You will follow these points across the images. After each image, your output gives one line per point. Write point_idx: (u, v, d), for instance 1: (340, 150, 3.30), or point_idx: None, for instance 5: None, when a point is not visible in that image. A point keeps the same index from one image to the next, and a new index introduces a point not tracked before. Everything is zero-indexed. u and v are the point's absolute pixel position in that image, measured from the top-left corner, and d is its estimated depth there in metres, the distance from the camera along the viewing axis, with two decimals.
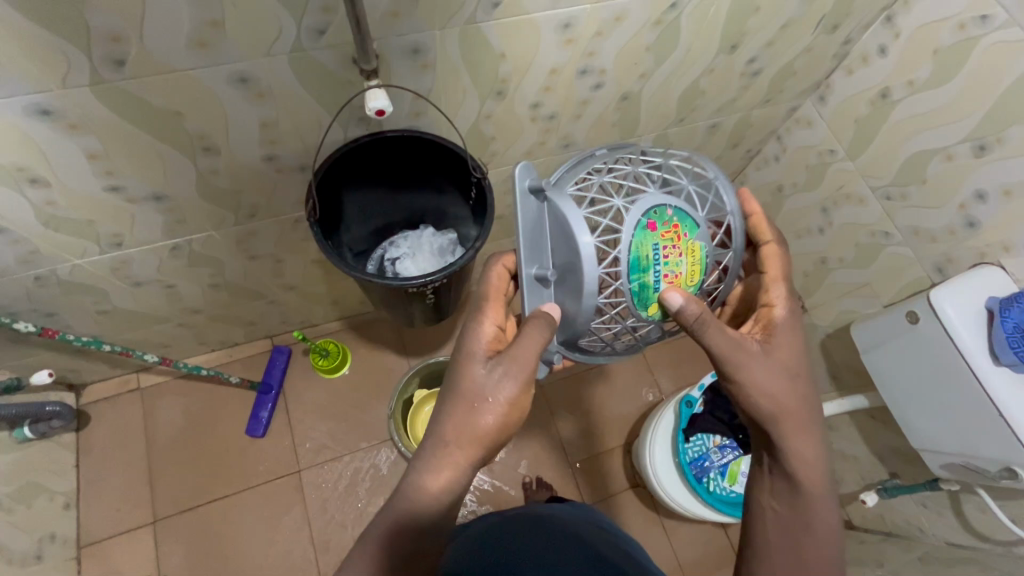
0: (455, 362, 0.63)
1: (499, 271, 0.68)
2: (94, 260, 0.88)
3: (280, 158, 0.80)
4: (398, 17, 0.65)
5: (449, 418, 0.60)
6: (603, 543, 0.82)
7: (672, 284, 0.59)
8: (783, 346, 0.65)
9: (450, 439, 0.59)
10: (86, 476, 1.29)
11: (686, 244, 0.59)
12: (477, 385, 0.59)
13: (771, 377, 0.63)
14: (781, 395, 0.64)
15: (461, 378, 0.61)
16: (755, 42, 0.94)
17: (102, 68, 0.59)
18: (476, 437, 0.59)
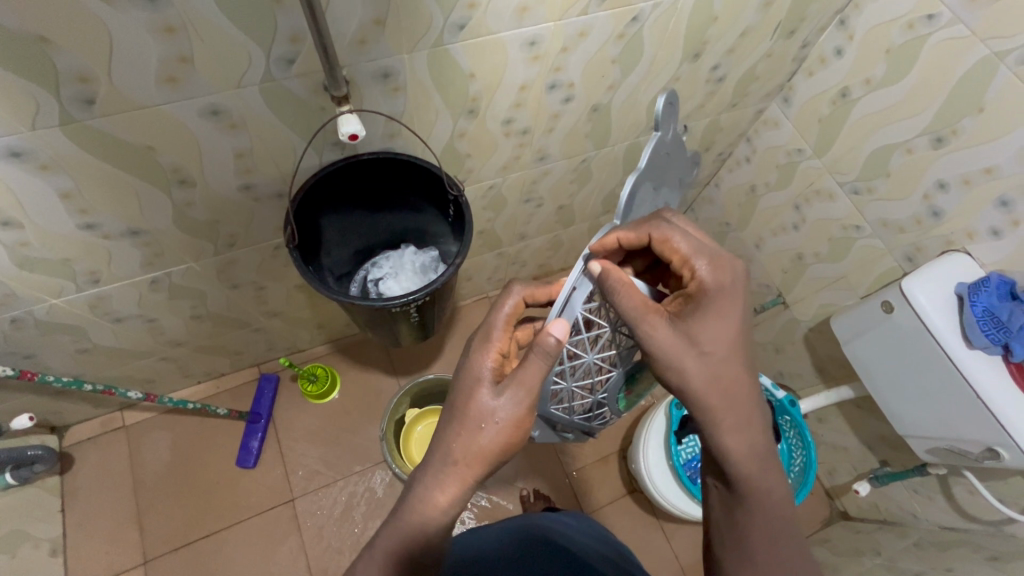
0: (459, 386, 0.61)
1: (515, 301, 0.64)
2: (72, 298, 0.87)
3: (257, 186, 0.80)
4: (366, 43, 0.66)
5: (454, 438, 0.58)
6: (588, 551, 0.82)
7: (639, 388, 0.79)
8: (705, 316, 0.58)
9: (455, 458, 0.58)
10: (72, 521, 1.25)
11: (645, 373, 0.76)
12: (484, 409, 0.58)
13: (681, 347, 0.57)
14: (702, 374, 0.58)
15: (468, 402, 0.59)
16: (717, 50, 0.97)
17: (71, 107, 0.59)
18: (481, 455, 0.58)
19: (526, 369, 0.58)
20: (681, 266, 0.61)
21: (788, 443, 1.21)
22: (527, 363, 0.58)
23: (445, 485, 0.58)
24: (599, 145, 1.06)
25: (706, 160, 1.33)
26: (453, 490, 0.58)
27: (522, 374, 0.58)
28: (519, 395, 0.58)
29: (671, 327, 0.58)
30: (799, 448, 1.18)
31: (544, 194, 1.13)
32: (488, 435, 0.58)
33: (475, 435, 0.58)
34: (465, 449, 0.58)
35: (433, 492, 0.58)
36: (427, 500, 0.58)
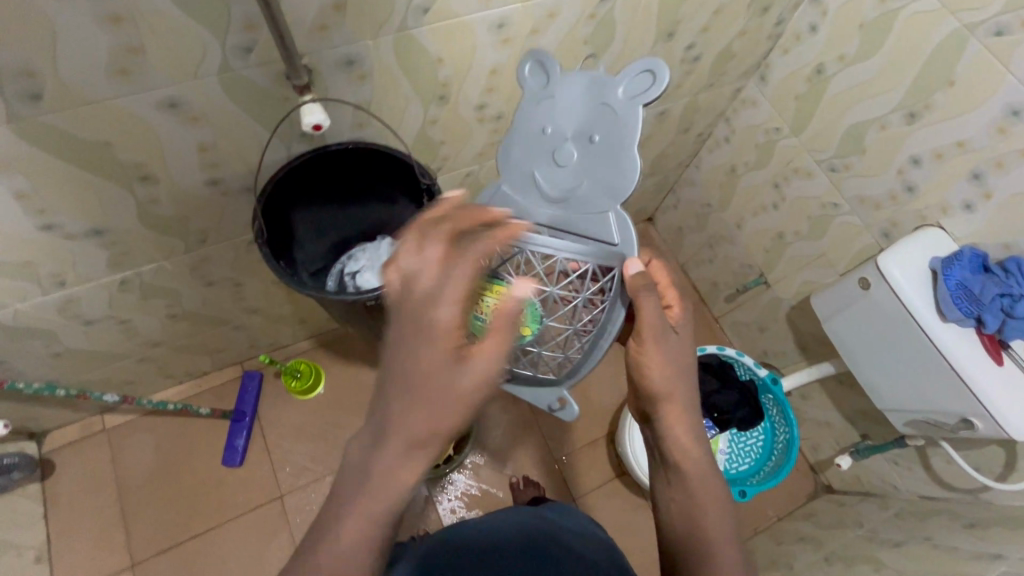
0: (410, 305, 0.47)
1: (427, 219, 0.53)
2: (38, 302, 0.84)
3: (224, 181, 0.78)
4: (326, 29, 0.64)
5: (412, 371, 0.46)
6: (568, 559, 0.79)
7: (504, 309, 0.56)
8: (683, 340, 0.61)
9: (421, 400, 0.46)
10: (56, 527, 1.24)
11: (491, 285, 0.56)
12: (444, 325, 0.46)
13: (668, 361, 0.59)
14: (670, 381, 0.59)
15: (425, 314, 0.46)
16: (691, 29, 0.96)
17: (18, 103, 0.57)
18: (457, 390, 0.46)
19: (427, 289, 0.47)
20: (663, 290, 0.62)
21: (772, 421, 1.22)
22: (427, 281, 0.47)
23: (379, 449, 0.47)
24: None
25: (686, 141, 1.33)
26: (389, 458, 0.47)
27: (422, 295, 0.47)
28: (434, 322, 0.46)
29: (667, 337, 0.59)
30: (782, 425, 1.19)
31: None
32: (406, 379, 0.46)
33: (410, 388, 0.46)
34: (393, 412, 0.47)
35: (370, 460, 0.48)
36: (393, 450, 0.47)
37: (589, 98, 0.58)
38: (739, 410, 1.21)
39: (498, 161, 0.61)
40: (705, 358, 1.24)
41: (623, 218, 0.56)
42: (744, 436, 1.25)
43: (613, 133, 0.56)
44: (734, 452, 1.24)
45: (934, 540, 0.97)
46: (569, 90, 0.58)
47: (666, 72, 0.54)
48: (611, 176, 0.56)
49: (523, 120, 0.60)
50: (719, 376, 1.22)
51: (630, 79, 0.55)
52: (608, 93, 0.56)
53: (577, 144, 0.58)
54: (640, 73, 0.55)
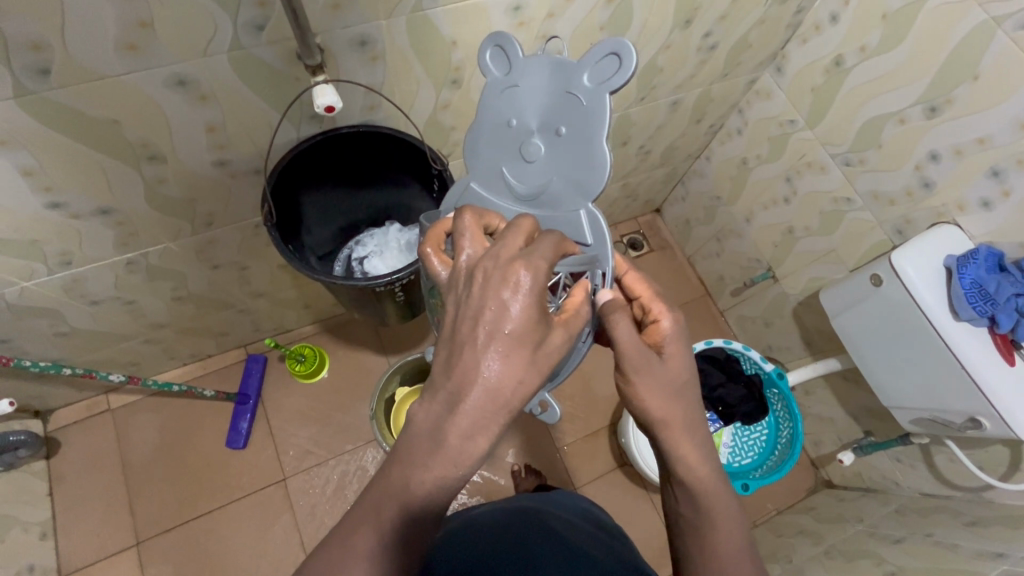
0: (476, 285, 0.43)
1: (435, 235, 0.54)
2: (44, 281, 0.84)
3: (232, 162, 0.77)
4: (339, 9, 0.63)
5: (481, 354, 0.41)
6: (592, 547, 0.79)
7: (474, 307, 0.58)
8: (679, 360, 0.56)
9: (493, 384, 0.41)
10: (62, 505, 1.25)
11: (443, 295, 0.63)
12: (517, 304, 0.42)
13: (662, 388, 0.55)
14: (671, 407, 0.55)
15: (495, 292, 0.42)
16: (709, 17, 0.94)
17: (25, 78, 0.56)
18: (533, 368, 0.42)
19: (503, 300, 0.42)
20: (646, 303, 0.60)
21: (776, 415, 1.21)
22: (506, 289, 0.42)
23: (433, 475, 0.42)
24: None
25: (698, 132, 1.31)
26: (439, 483, 0.43)
27: (500, 305, 0.42)
28: (514, 338, 0.41)
29: (652, 361, 0.54)
30: (786, 420, 1.18)
31: None
32: (483, 402, 0.41)
33: (483, 371, 0.41)
34: (465, 438, 0.41)
35: (416, 486, 0.42)
36: (459, 441, 0.41)
37: (553, 89, 0.57)
38: (743, 404, 1.20)
39: (465, 151, 0.63)
40: (710, 350, 1.23)
41: (594, 214, 0.57)
42: (747, 430, 1.24)
43: (579, 123, 0.56)
44: (738, 446, 1.24)
45: (936, 536, 0.98)
46: (532, 81, 0.58)
47: (631, 55, 0.52)
48: (577, 170, 0.57)
49: (490, 111, 0.61)
50: (723, 368, 1.21)
51: (592, 67, 0.54)
52: (572, 82, 0.56)
53: (544, 137, 0.58)
54: (603, 58, 0.53)
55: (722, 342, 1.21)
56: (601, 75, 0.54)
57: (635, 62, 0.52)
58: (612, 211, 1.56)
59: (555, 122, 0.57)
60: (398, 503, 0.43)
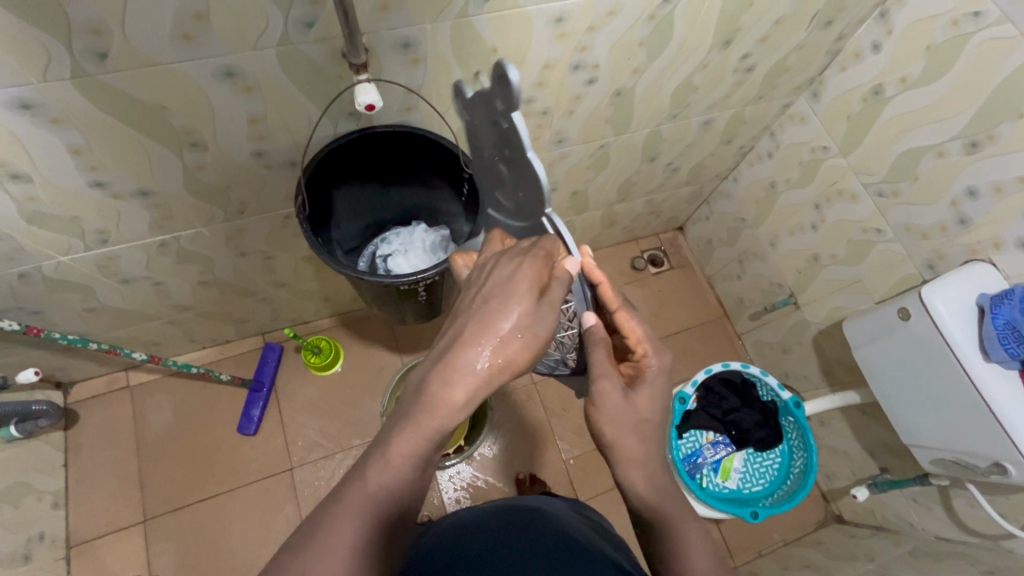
0: (489, 270, 0.52)
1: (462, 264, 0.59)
2: (80, 257, 0.86)
3: (269, 153, 0.79)
4: (387, 11, 0.64)
5: (473, 318, 0.49)
6: (597, 547, 0.76)
7: None
8: (643, 397, 0.58)
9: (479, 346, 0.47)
10: (75, 476, 1.28)
11: None
12: (515, 280, 0.49)
13: (631, 424, 0.57)
14: (645, 431, 0.58)
15: (502, 271, 0.51)
16: (749, 38, 0.94)
17: (83, 60, 0.57)
18: (519, 338, 0.48)
19: (504, 279, 0.50)
20: (634, 343, 0.59)
21: (790, 444, 1.18)
22: (509, 269, 0.50)
23: (418, 427, 0.47)
24: (619, 132, 1.07)
25: (728, 152, 1.30)
26: (423, 438, 0.47)
27: (499, 282, 0.50)
28: (503, 306, 0.48)
29: (614, 393, 0.56)
30: (800, 449, 1.15)
31: (561, 175, 1.15)
32: (469, 358, 0.47)
33: (474, 330, 0.48)
34: (446, 389, 0.47)
35: (401, 438, 0.47)
36: (435, 392, 0.47)
37: (489, 117, 0.56)
38: (758, 430, 1.19)
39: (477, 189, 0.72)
40: (727, 373, 1.22)
41: (555, 218, 0.55)
42: (760, 457, 1.21)
43: (514, 144, 0.54)
44: (749, 472, 1.20)
45: None
46: (478, 116, 0.59)
47: (511, 67, 0.48)
48: (529, 185, 0.54)
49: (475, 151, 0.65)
50: (739, 393, 1.21)
51: (500, 90, 0.51)
52: (494, 108, 0.54)
53: (503, 162, 0.58)
54: (497, 78, 0.50)
55: (739, 365, 1.19)
56: (505, 86, 0.49)
57: (517, 74, 0.47)
58: (634, 225, 1.56)
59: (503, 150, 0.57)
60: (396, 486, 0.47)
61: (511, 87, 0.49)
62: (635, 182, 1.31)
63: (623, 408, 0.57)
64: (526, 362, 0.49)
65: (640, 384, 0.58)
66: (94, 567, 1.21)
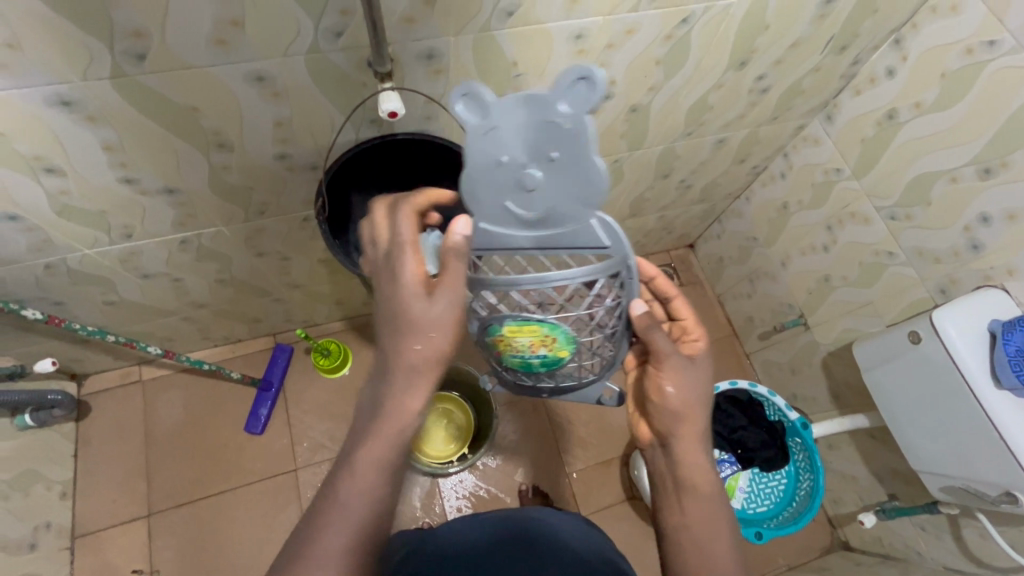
0: (382, 266, 0.57)
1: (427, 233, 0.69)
2: (104, 250, 0.89)
3: (292, 156, 0.81)
4: (413, 22, 0.66)
5: (389, 321, 0.55)
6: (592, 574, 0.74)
7: (544, 341, 0.61)
8: (700, 373, 0.67)
9: (399, 345, 0.54)
10: (83, 467, 1.29)
11: (546, 340, 0.61)
12: (405, 273, 0.55)
13: (692, 395, 0.66)
14: (694, 407, 0.66)
15: (396, 266, 0.56)
16: (765, 60, 0.95)
17: (123, 61, 0.60)
18: (424, 328, 0.53)
19: (400, 274, 0.55)
20: (689, 326, 0.73)
21: (797, 465, 1.17)
22: (396, 263, 0.56)
23: (375, 435, 0.54)
24: (633, 147, 1.08)
25: (740, 172, 1.31)
26: (383, 442, 0.53)
27: (389, 278, 0.56)
28: (406, 300, 0.54)
29: (683, 362, 0.66)
30: (807, 471, 1.14)
31: None
32: (401, 362, 0.54)
33: (394, 332, 0.54)
34: (392, 398, 0.54)
35: (364, 448, 0.53)
36: (382, 399, 0.54)
37: (529, 119, 0.50)
38: (764, 450, 1.17)
39: (465, 191, 0.55)
40: (734, 391, 1.21)
41: (607, 220, 0.55)
42: (766, 477, 1.20)
43: (567, 149, 0.51)
44: (754, 492, 1.20)
45: None
46: (511, 119, 0.51)
47: (602, 70, 0.46)
48: (576, 188, 0.53)
49: (479, 149, 0.52)
50: (745, 411, 1.20)
51: (566, 94, 0.49)
52: (551, 111, 0.49)
53: (536, 167, 0.52)
54: (572, 80, 0.48)
55: (747, 384, 1.18)
56: (578, 89, 0.48)
57: (606, 75, 0.47)
58: (645, 241, 1.57)
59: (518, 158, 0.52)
60: (370, 488, 0.53)
61: (589, 89, 0.48)
62: (647, 198, 1.32)
63: (687, 378, 0.66)
64: (444, 344, 0.54)
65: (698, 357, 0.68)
66: (98, 559, 1.22)
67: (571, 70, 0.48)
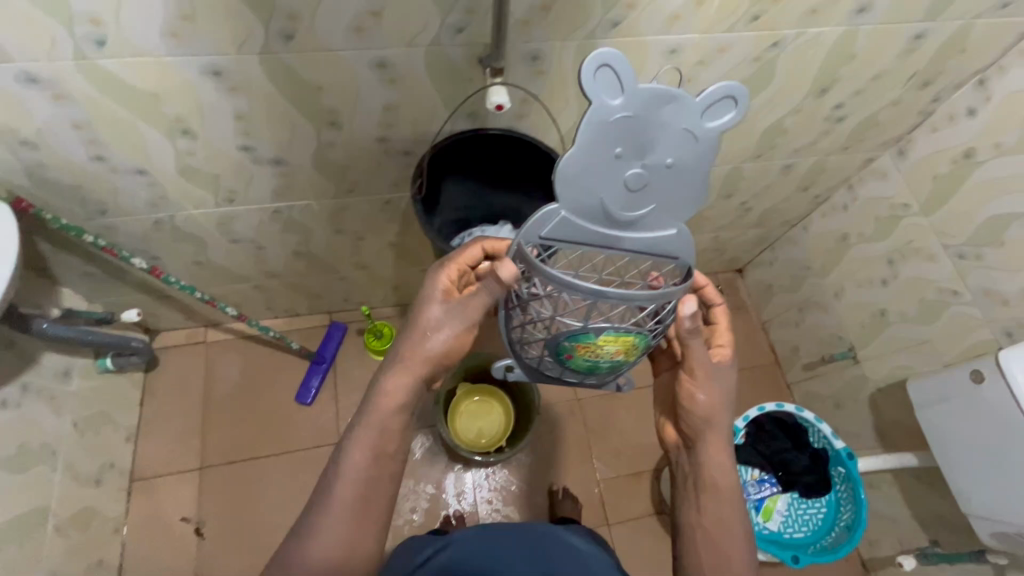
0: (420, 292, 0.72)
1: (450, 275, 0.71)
2: (208, 211, 0.97)
3: (391, 140, 0.87)
4: (527, 25, 0.71)
5: (412, 326, 0.71)
6: None
7: (622, 347, 0.62)
8: (727, 379, 0.74)
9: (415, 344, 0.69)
10: (146, 416, 1.38)
11: (618, 345, 0.62)
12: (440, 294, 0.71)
13: (715, 401, 0.73)
14: (718, 412, 0.73)
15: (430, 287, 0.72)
16: (845, 89, 0.97)
17: (273, 39, 0.67)
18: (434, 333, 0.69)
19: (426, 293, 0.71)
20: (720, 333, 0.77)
21: (837, 495, 1.16)
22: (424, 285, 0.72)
23: (382, 405, 0.68)
24: None
25: (802, 200, 1.33)
26: (393, 409, 0.69)
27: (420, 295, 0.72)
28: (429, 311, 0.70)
29: (712, 375, 0.73)
30: (849, 503, 1.13)
31: None
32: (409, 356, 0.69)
33: (413, 336, 0.70)
34: (392, 379, 0.69)
35: (375, 413, 0.68)
36: (386, 384, 0.69)
37: (663, 120, 0.52)
38: (806, 475, 1.18)
39: (559, 176, 0.54)
40: (780, 413, 1.21)
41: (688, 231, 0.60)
42: (805, 503, 1.20)
43: (685, 156, 0.54)
44: (792, 517, 1.19)
45: None
46: (647, 112, 0.51)
47: (748, 102, 0.52)
48: (678, 195, 0.56)
49: (596, 131, 0.51)
50: (790, 434, 1.21)
51: (713, 106, 0.52)
52: (687, 118, 0.52)
53: (648, 167, 0.54)
54: (723, 97, 0.51)
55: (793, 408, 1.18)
56: (713, 103, 0.51)
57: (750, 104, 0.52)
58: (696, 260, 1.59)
59: (629, 147, 0.53)
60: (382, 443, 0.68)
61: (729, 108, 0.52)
62: (706, 217, 1.34)
63: (716, 386, 0.73)
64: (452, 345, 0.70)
65: (724, 367, 0.74)
66: (151, 503, 1.30)
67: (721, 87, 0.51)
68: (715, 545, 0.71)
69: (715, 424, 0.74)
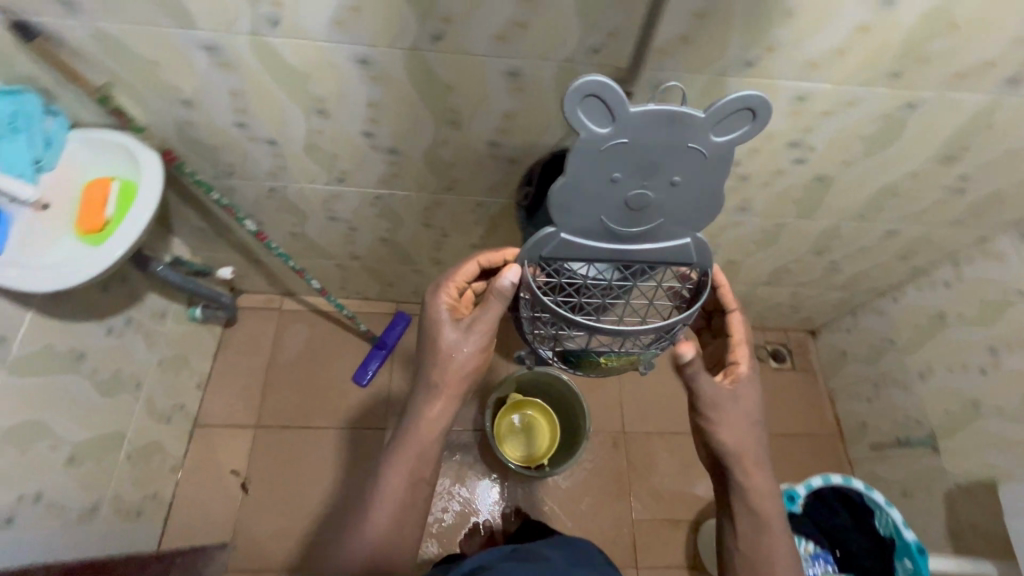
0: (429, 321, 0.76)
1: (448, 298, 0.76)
2: (318, 188, 1.03)
3: (501, 146, 0.91)
4: (661, 55, 0.73)
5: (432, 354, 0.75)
6: None
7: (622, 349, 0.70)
8: (748, 396, 0.77)
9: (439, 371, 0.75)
10: (217, 368, 1.46)
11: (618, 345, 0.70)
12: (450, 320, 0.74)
13: (736, 424, 0.76)
14: (743, 436, 0.76)
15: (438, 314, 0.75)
16: (973, 161, 0.92)
17: (422, 38, 0.72)
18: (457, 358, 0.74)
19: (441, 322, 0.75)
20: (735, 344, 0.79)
21: None
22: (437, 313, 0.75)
23: (417, 424, 0.75)
24: (800, 216, 1.09)
25: (899, 269, 1.26)
26: (428, 426, 0.75)
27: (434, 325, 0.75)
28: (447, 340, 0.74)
29: (722, 397, 0.75)
30: None
31: (722, 243, 1.19)
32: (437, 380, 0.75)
33: (436, 364, 0.74)
34: (425, 403, 0.75)
35: (411, 431, 0.75)
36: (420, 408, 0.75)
37: (667, 142, 0.55)
38: (866, 558, 1.11)
39: (561, 197, 0.60)
40: (844, 487, 1.13)
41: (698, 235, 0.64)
42: None
43: (691, 172, 0.58)
44: None
45: None
46: (648, 139, 0.55)
47: (766, 115, 0.53)
48: (686, 206, 0.61)
49: (595, 157, 0.56)
50: (853, 512, 1.13)
51: (720, 124, 0.54)
52: (689, 138, 0.55)
53: (655, 185, 0.59)
54: (737, 111, 0.53)
55: (862, 485, 1.10)
56: (720, 120, 0.54)
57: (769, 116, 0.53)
58: (769, 313, 1.53)
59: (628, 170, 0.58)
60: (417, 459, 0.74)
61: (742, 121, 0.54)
62: (790, 270, 1.30)
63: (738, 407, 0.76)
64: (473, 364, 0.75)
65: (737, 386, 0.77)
66: (207, 450, 1.38)
67: (733, 101, 0.52)
68: (758, 572, 0.74)
69: (742, 449, 0.76)
